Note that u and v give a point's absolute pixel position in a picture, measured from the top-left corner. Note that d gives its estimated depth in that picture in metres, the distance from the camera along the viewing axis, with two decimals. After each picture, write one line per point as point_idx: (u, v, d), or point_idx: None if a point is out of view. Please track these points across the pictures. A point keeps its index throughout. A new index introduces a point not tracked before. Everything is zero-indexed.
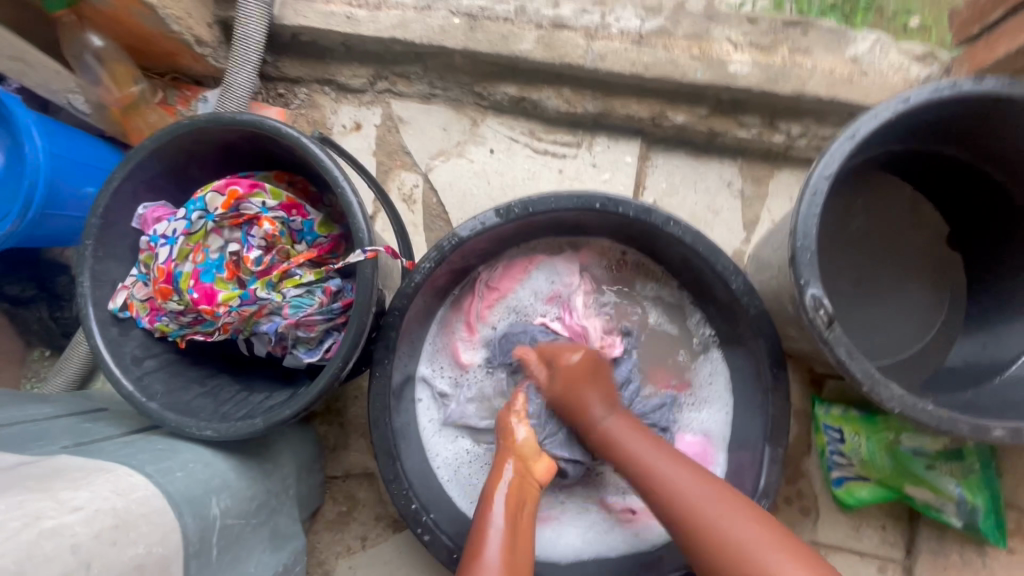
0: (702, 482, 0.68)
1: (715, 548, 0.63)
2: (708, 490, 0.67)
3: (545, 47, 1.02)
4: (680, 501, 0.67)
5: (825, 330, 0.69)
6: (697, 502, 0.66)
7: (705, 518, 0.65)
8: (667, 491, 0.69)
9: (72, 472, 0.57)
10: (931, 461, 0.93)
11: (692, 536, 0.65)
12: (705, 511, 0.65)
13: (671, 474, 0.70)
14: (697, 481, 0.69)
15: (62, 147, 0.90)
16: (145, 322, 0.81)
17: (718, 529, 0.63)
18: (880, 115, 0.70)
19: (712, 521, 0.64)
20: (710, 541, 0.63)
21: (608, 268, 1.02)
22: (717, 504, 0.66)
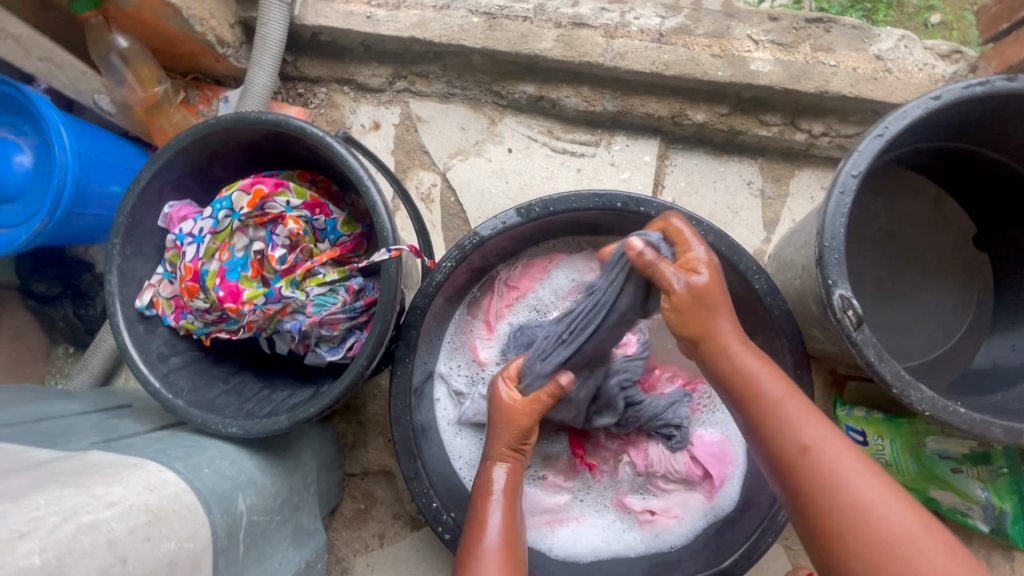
0: (806, 415, 0.60)
1: (826, 498, 0.56)
2: (816, 423, 0.59)
3: (565, 46, 1.02)
4: (785, 432, 0.60)
5: (854, 331, 0.68)
6: (806, 440, 0.58)
7: (816, 455, 0.57)
8: (767, 417, 0.61)
9: (104, 468, 0.57)
10: (956, 464, 0.91)
11: (797, 474, 0.58)
12: (819, 450, 0.58)
13: (771, 390, 0.62)
14: (802, 414, 0.60)
15: (89, 147, 0.91)
16: (171, 320, 0.83)
17: (828, 470, 0.56)
18: (910, 113, 0.69)
19: (821, 462, 0.57)
20: (821, 481, 0.56)
21: None
22: (825, 438, 0.58)
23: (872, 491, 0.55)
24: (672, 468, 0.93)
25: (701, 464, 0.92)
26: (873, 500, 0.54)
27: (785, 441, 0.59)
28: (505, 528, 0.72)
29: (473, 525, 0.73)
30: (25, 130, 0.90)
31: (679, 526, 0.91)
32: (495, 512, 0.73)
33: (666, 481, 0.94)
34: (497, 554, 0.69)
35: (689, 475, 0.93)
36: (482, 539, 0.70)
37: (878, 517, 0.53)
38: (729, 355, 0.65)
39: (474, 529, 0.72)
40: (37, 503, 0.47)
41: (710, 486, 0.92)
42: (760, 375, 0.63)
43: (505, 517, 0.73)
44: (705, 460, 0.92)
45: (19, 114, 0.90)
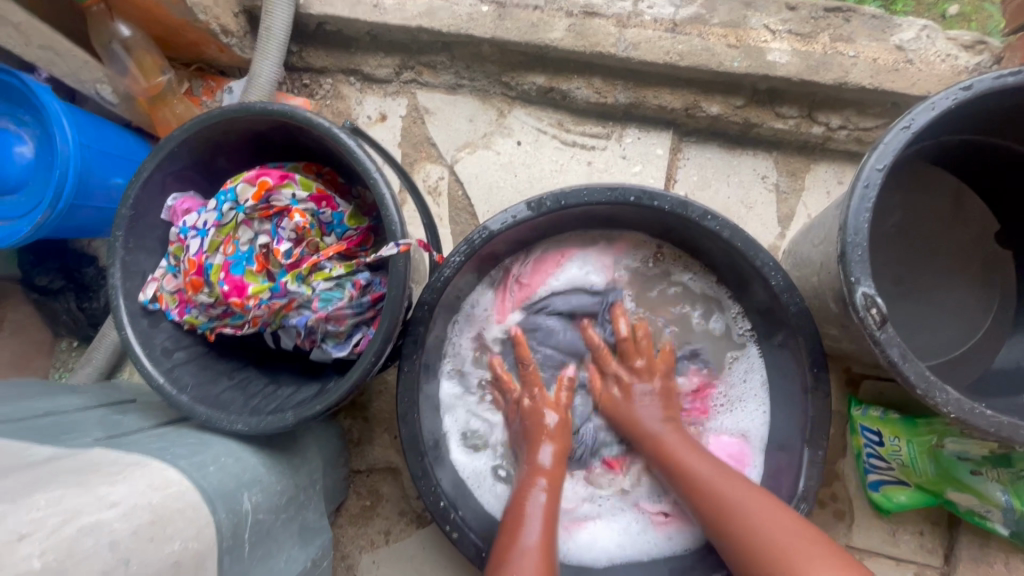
0: (707, 465, 0.80)
1: (727, 518, 0.74)
2: (710, 466, 0.80)
3: (577, 36, 0.99)
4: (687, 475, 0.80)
5: (877, 330, 0.66)
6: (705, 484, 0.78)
7: (708, 491, 0.77)
8: (680, 473, 0.81)
9: (107, 466, 0.56)
10: (976, 466, 0.88)
11: (705, 514, 0.77)
12: (714, 488, 0.77)
13: (696, 467, 0.80)
14: (710, 468, 0.79)
15: (91, 138, 0.89)
16: (174, 314, 0.81)
17: (722, 501, 0.75)
18: (938, 105, 0.67)
19: (716, 496, 0.76)
20: (716, 513, 0.75)
21: (642, 265, 1.00)
22: (717, 481, 0.78)
23: (773, 519, 0.70)
24: None
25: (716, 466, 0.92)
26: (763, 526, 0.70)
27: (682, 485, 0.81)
28: (542, 537, 0.74)
29: (510, 528, 0.76)
30: (26, 120, 0.88)
31: (694, 528, 0.89)
32: (535, 518, 0.76)
33: None
34: (535, 551, 0.72)
35: None
36: (521, 538, 0.74)
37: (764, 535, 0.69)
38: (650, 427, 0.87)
39: (513, 528, 0.75)
40: (38, 504, 0.46)
41: None
42: (671, 440, 0.85)
43: (545, 524, 0.76)
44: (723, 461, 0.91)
45: (20, 104, 0.88)
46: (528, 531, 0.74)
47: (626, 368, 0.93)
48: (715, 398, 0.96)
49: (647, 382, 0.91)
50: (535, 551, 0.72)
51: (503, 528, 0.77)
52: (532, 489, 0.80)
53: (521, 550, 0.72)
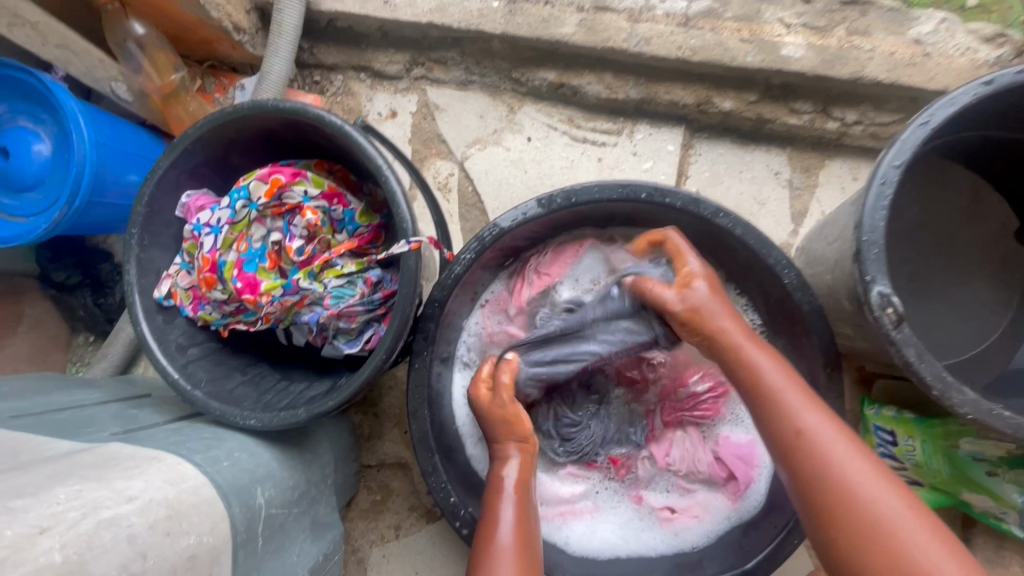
0: (802, 401, 0.63)
1: (817, 471, 0.58)
2: (810, 409, 0.62)
3: (588, 31, 0.99)
4: (781, 416, 0.62)
5: (893, 329, 0.65)
6: (800, 425, 0.61)
7: (812, 439, 0.60)
8: (767, 402, 0.64)
9: (125, 461, 0.57)
10: (992, 467, 0.85)
11: (786, 452, 0.61)
12: (811, 432, 0.60)
13: (777, 383, 0.64)
14: (805, 403, 0.62)
15: (106, 136, 0.90)
16: (189, 310, 0.82)
17: (814, 447, 0.59)
18: (958, 100, 0.65)
19: (816, 445, 0.59)
20: (809, 458, 0.59)
21: None
22: (825, 429, 0.60)
23: (871, 477, 0.57)
24: (696, 467, 0.92)
25: (727, 466, 0.91)
26: (869, 491, 0.56)
27: (781, 422, 0.62)
28: (517, 528, 0.70)
29: (486, 523, 0.71)
30: (42, 118, 0.89)
31: (700, 526, 0.89)
32: (508, 516, 0.71)
33: (689, 480, 0.93)
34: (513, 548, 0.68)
35: (712, 476, 0.92)
36: (495, 540, 0.69)
37: (868, 499, 0.55)
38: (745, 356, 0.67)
39: (488, 527, 0.71)
40: (58, 498, 0.47)
41: (734, 488, 0.90)
42: (769, 370, 0.65)
43: (521, 518, 0.72)
44: (731, 462, 0.90)
45: (36, 103, 0.89)
46: (501, 527, 0.70)
47: (711, 301, 0.72)
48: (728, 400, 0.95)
49: (722, 311, 0.71)
50: (511, 551, 0.68)
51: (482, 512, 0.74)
52: (502, 477, 0.76)
53: (497, 551, 0.68)
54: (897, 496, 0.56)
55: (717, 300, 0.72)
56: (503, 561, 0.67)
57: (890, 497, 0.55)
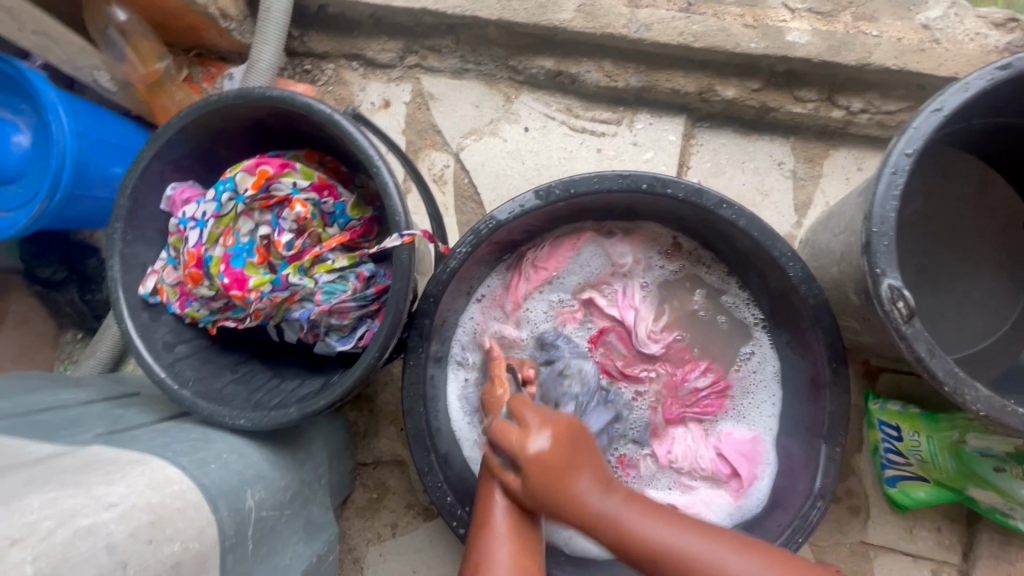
0: (637, 514, 0.66)
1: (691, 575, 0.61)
2: (656, 524, 0.65)
3: (586, 17, 0.96)
4: (643, 549, 0.64)
5: (903, 324, 0.63)
6: (675, 548, 0.63)
7: (682, 561, 0.62)
8: (629, 545, 0.64)
9: (105, 465, 0.55)
10: (999, 463, 0.84)
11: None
12: (661, 549, 0.63)
13: (614, 508, 0.67)
14: (638, 515, 0.66)
15: (88, 127, 0.87)
16: (176, 307, 0.79)
17: (682, 566, 0.62)
18: (972, 85, 0.63)
19: (685, 561, 0.62)
20: (682, 570, 0.62)
21: (659, 256, 0.97)
22: (671, 537, 0.64)
23: (751, 575, 0.60)
24: (698, 465, 0.91)
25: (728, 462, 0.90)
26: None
27: (640, 556, 0.64)
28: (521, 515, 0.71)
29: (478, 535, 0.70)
30: (22, 108, 0.86)
31: None
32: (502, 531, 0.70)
33: (691, 477, 0.91)
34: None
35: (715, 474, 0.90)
36: (489, 556, 0.68)
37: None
38: (574, 490, 0.67)
39: (483, 539, 0.69)
40: (31, 507, 0.45)
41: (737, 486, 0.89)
42: (616, 507, 0.67)
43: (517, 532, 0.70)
44: (734, 459, 0.89)
45: (15, 92, 0.86)
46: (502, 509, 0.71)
47: (541, 428, 0.69)
48: (731, 396, 0.93)
49: (572, 460, 0.68)
50: (505, 534, 0.69)
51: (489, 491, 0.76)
52: None
53: (489, 569, 0.66)
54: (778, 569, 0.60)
55: (578, 444, 0.70)
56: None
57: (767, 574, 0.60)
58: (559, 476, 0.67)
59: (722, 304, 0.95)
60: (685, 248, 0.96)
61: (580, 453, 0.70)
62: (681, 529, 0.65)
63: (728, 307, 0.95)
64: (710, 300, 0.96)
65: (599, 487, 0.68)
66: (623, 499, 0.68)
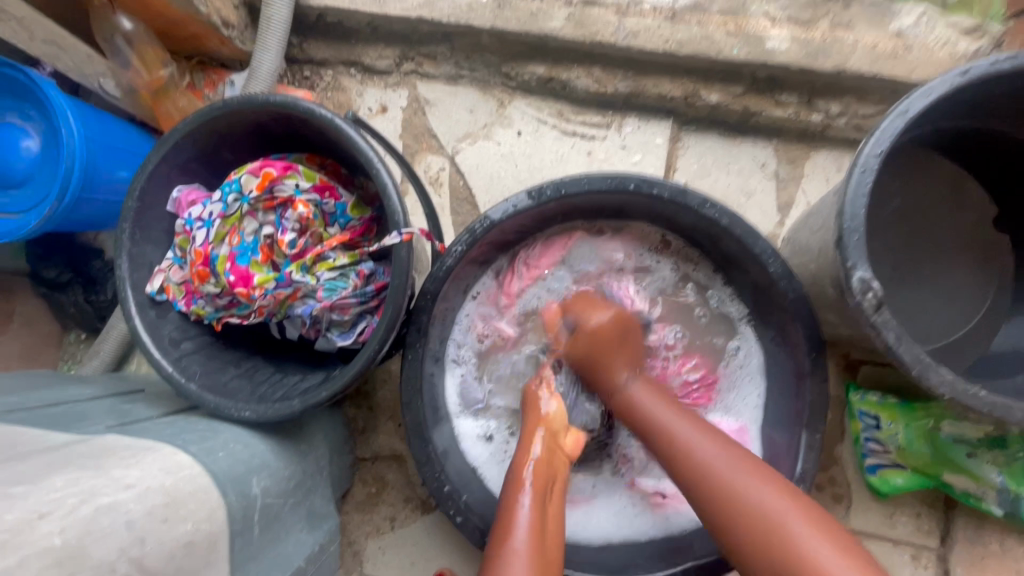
0: (684, 422, 0.73)
1: (702, 490, 0.66)
2: (717, 447, 0.69)
3: (576, 25, 1.00)
4: (666, 443, 0.71)
5: (873, 314, 0.67)
6: (688, 450, 0.69)
7: (693, 457, 0.68)
8: (652, 430, 0.74)
9: (121, 450, 0.57)
10: (972, 448, 0.90)
11: (679, 477, 0.70)
12: (720, 474, 0.66)
13: (703, 453, 0.68)
14: (728, 467, 0.66)
15: (96, 132, 0.90)
16: (182, 305, 0.82)
17: (694, 464, 0.68)
18: (935, 90, 0.67)
19: (696, 463, 0.68)
20: (694, 476, 0.67)
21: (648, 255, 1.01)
22: (739, 482, 0.64)
23: (809, 536, 0.58)
24: None
25: None
26: (757, 496, 0.63)
27: (663, 445, 0.72)
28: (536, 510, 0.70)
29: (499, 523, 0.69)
30: (31, 114, 0.89)
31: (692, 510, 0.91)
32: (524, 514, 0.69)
33: None
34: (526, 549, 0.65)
35: None
36: (509, 540, 0.66)
37: (752, 506, 0.62)
38: (619, 384, 0.80)
39: (501, 529, 0.68)
40: (55, 485, 0.48)
41: None
42: (643, 399, 0.77)
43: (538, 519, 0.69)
44: None
45: (24, 99, 0.89)
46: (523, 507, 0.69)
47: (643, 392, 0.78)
48: (717, 387, 0.98)
49: (618, 351, 0.82)
50: (531, 535, 0.67)
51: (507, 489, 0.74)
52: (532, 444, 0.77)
53: (509, 554, 0.64)
54: (785, 501, 0.62)
55: (625, 337, 0.84)
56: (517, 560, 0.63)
57: (777, 501, 0.62)
58: (603, 348, 0.82)
59: (710, 301, 0.99)
60: (672, 246, 1.00)
61: (627, 341, 0.84)
62: (697, 431, 0.71)
63: (714, 304, 0.99)
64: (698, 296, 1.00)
65: (643, 386, 0.80)
66: (646, 384, 0.80)
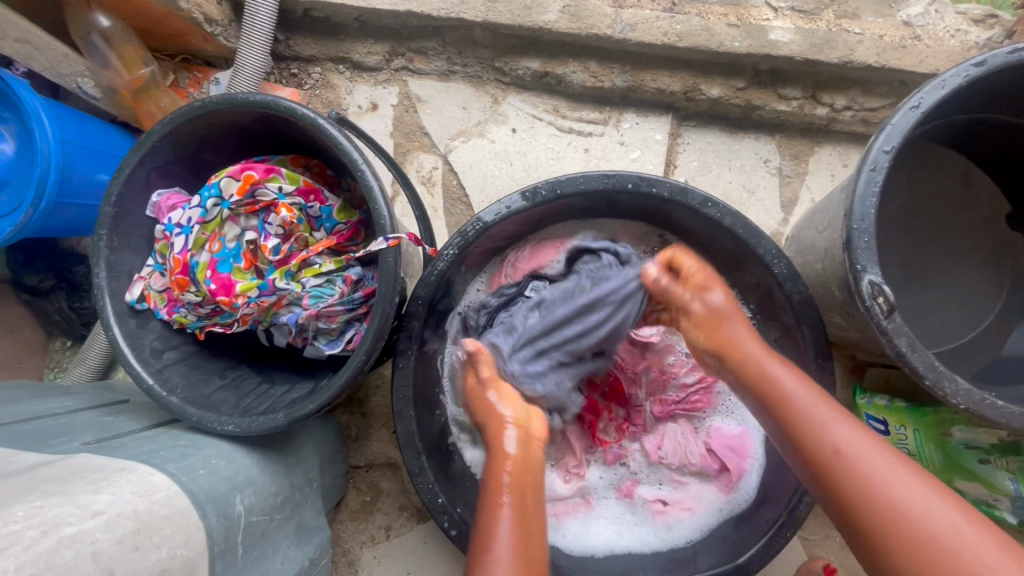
0: (836, 418, 0.64)
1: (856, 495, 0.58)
2: (868, 444, 0.61)
3: (571, 18, 0.96)
4: (817, 439, 0.63)
5: (884, 319, 0.64)
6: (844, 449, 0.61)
7: (855, 459, 0.60)
8: (810, 430, 0.63)
9: (91, 473, 0.55)
10: (984, 455, 0.86)
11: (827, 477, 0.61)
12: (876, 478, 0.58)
13: (845, 440, 0.61)
14: (896, 469, 0.58)
15: (73, 134, 0.87)
16: (163, 313, 0.79)
17: (849, 464, 0.60)
18: (949, 82, 0.64)
19: (856, 463, 0.60)
20: (858, 483, 0.59)
21: (649, 256, 0.97)
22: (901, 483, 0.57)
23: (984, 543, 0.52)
24: (687, 461, 0.91)
25: (718, 458, 0.91)
26: (914, 498, 0.56)
27: (820, 442, 0.62)
28: (518, 535, 0.65)
29: (478, 532, 0.66)
30: (5, 116, 0.86)
31: (693, 518, 0.88)
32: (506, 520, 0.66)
33: (682, 472, 0.92)
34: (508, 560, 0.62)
35: (704, 469, 0.91)
36: (490, 548, 0.64)
37: (911, 508, 0.55)
38: (770, 376, 0.69)
39: (483, 536, 0.66)
40: (15, 516, 0.45)
41: (727, 480, 0.90)
42: (791, 385, 0.67)
43: (520, 523, 0.67)
44: (723, 453, 0.90)
45: None
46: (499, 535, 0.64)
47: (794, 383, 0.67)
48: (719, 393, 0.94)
49: (746, 339, 0.74)
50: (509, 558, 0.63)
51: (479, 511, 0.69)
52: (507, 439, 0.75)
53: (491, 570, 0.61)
54: (942, 500, 0.56)
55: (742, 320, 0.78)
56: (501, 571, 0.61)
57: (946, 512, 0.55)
58: (725, 347, 0.74)
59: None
60: (674, 248, 0.96)
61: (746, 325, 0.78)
62: (852, 427, 0.62)
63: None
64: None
65: (788, 372, 0.69)
66: (798, 375, 0.69)
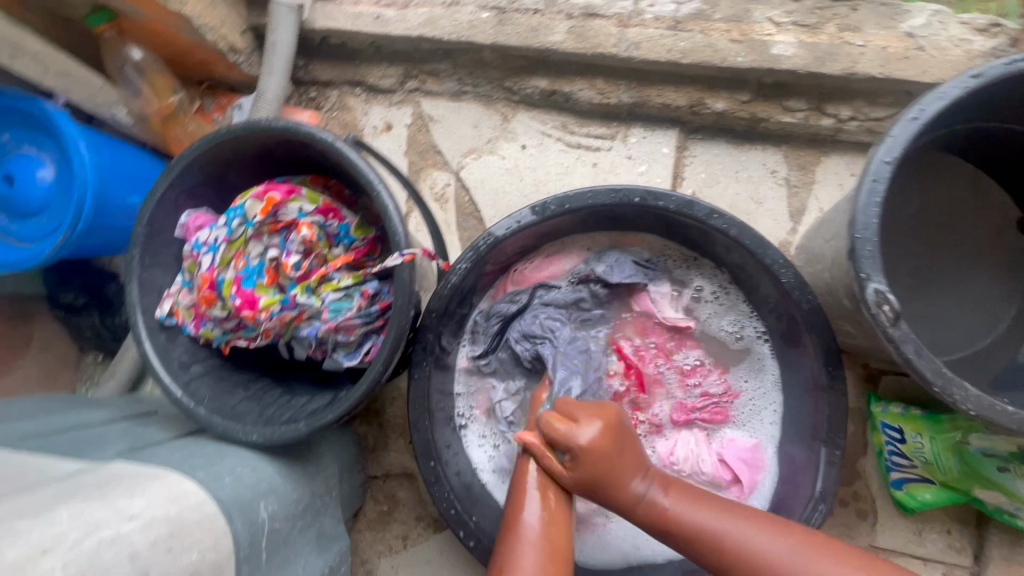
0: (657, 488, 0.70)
1: (719, 549, 0.64)
2: (694, 506, 0.68)
3: (577, 38, 1.00)
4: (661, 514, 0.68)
5: (890, 326, 0.64)
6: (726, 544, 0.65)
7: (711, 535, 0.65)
8: (670, 524, 0.67)
9: (127, 479, 0.58)
10: (1003, 463, 0.85)
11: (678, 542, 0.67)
12: (703, 529, 0.66)
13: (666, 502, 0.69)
14: (720, 516, 0.66)
15: (107, 160, 0.92)
16: (191, 328, 0.83)
17: (688, 530, 0.66)
18: (948, 94, 0.65)
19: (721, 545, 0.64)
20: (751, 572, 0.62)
21: (676, 269, 0.98)
22: (739, 533, 0.65)
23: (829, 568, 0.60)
24: (699, 469, 0.91)
25: (732, 469, 0.90)
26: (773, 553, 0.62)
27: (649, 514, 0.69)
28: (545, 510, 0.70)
29: (512, 501, 0.72)
30: (45, 144, 0.91)
31: None
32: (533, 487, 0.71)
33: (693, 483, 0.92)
34: (536, 538, 0.67)
35: (716, 479, 0.91)
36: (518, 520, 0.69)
37: (745, 542, 0.64)
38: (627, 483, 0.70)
39: (511, 514, 0.70)
40: (60, 518, 0.48)
41: (739, 491, 0.90)
42: (686, 511, 0.68)
43: (551, 511, 0.70)
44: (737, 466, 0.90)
45: (39, 130, 0.91)
46: (528, 507, 0.70)
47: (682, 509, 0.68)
48: (734, 410, 0.94)
49: (624, 459, 0.70)
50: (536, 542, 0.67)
51: (511, 484, 0.74)
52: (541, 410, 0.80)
53: (520, 542, 0.67)
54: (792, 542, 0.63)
55: (620, 442, 0.71)
56: (527, 549, 0.66)
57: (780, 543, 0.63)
58: (608, 466, 0.69)
59: (726, 323, 0.96)
60: (704, 266, 0.96)
61: (625, 449, 0.71)
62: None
63: (734, 328, 0.95)
64: (714, 321, 0.96)
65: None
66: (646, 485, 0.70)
